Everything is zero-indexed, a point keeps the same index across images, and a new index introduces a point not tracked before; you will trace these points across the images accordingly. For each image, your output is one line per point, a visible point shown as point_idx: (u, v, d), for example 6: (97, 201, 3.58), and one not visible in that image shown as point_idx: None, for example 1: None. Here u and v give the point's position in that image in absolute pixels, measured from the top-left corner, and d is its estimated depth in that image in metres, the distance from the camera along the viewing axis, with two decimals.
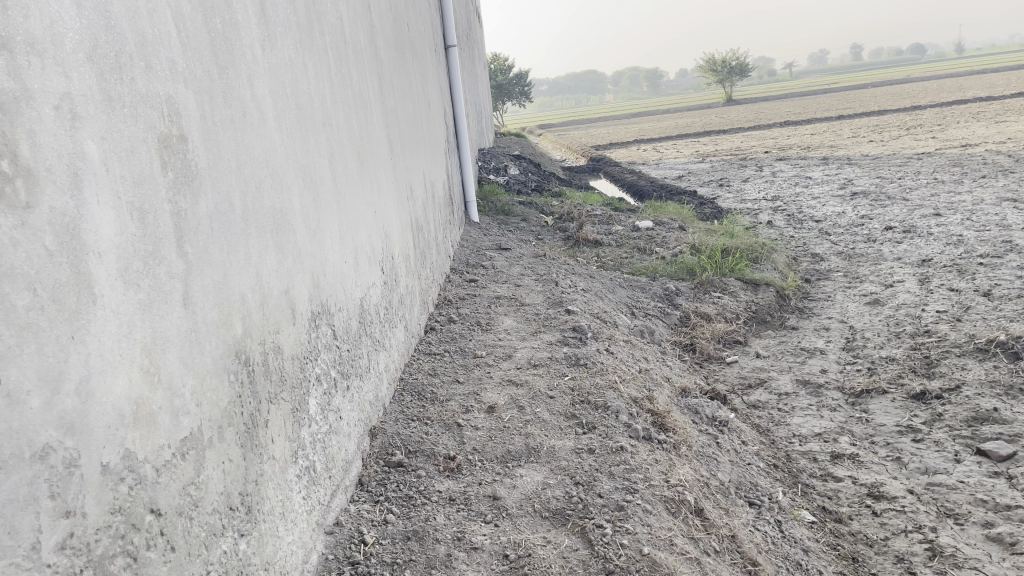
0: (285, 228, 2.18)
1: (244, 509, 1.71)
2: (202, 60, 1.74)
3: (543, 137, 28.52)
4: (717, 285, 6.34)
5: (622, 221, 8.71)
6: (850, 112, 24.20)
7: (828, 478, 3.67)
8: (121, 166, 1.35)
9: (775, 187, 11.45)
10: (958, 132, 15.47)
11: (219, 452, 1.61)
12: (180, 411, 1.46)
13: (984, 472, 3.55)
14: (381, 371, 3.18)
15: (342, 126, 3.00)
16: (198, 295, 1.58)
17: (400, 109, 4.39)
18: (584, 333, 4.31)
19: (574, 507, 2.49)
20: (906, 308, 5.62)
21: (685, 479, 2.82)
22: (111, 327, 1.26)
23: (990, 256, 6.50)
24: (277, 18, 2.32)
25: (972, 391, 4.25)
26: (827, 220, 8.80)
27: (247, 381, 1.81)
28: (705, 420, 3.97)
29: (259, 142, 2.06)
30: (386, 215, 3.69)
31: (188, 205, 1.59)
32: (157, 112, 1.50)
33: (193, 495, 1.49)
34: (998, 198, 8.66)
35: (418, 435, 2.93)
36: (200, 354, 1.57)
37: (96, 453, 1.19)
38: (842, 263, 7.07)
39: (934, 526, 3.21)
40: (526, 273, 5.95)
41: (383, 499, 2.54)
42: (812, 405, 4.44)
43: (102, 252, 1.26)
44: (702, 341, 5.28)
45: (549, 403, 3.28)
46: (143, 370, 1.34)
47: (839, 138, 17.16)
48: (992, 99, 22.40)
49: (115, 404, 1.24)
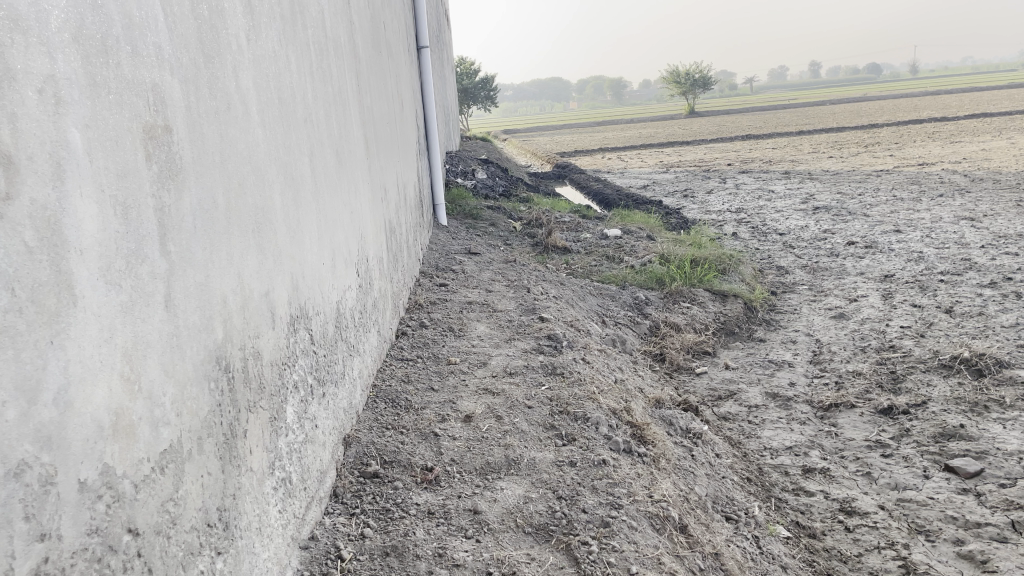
0: (266, 227, 2.08)
1: (222, 526, 1.61)
2: (189, 47, 1.65)
3: (508, 142, 28.54)
4: (686, 295, 6.33)
5: (590, 228, 8.69)
6: (809, 128, 24.57)
7: (801, 492, 3.65)
8: (106, 157, 1.25)
9: (739, 199, 11.54)
10: (915, 151, 15.83)
11: (198, 466, 1.51)
12: (160, 422, 1.35)
13: (953, 489, 3.56)
14: (355, 378, 3.07)
15: (322, 122, 2.91)
16: (180, 298, 1.48)
17: (376, 108, 4.29)
18: (559, 342, 4.25)
19: (558, 523, 2.43)
20: (871, 322, 5.66)
21: (668, 494, 2.78)
22: (92, 331, 1.16)
23: (950, 274, 6.59)
24: (262, 8, 2.23)
25: (937, 407, 4.28)
26: (790, 234, 8.89)
27: (227, 390, 1.71)
28: (679, 432, 3.94)
29: (243, 136, 1.96)
30: (361, 216, 3.57)
31: (172, 200, 1.49)
32: (143, 102, 1.40)
33: (172, 512, 1.39)
34: (955, 217, 8.82)
35: (394, 444, 2.84)
36: (181, 360, 1.47)
37: (74, 467, 1.09)
38: (806, 276, 7.13)
39: (906, 542, 3.20)
40: (497, 278, 5.89)
41: (359, 512, 2.44)
42: (782, 418, 4.43)
43: (84, 250, 1.16)
44: (672, 352, 5.26)
45: (527, 413, 3.22)
46: (123, 379, 1.24)
47: (800, 153, 17.43)
48: (946, 119, 23.02)
49: (95, 415, 1.14)
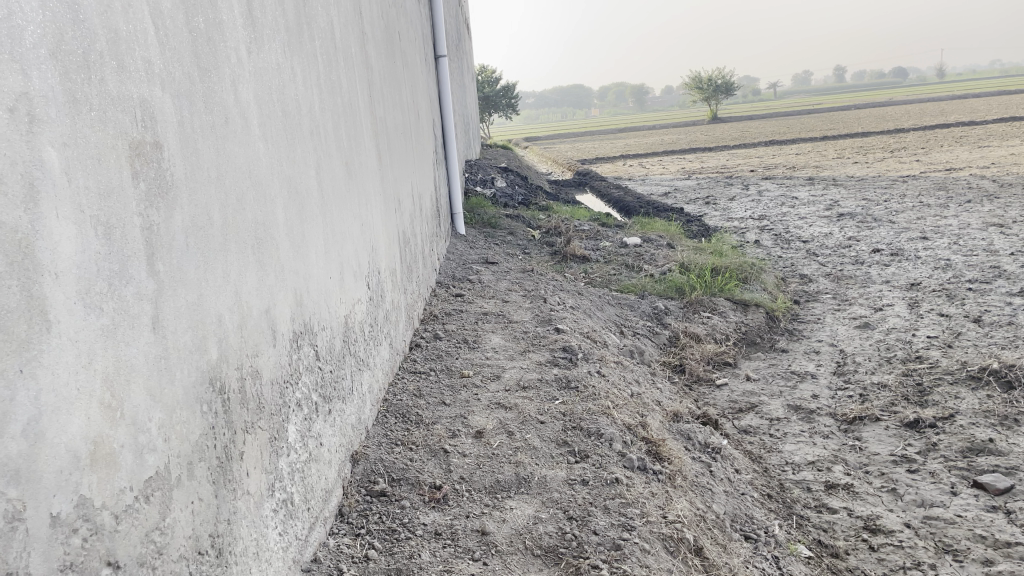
0: (267, 242, 2.04)
1: (214, 553, 1.56)
2: (183, 61, 1.61)
3: (529, 150, 28.46)
4: (707, 304, 6.23)
5: (610, 236, 8.61)
6: (833, 134, 24.30)
7: (823, 509, 3.55)
8: (86, 175, 1.21)
9: (761, 206, 11.40)
10: (942, 155, 15.61)
11: (188, 492, 1.46)
12: (145, 449, 1.31)
13: (982, 506, 3.44)
14: (365, 393, 3.03)
15: (330, 134, 2.86)
16: (170, 318, 1.44)
17: (389, 118, 4.26)
18: (574, 354, 4.19)
19: (567, 545, 2.36)
20: (896, 332, 5.53)
21: (683, 514, 2.71)
22: (68, 358, 1.12)
23: (978, 282, 6.43)
24: (264, 21, 2.19)
25: (966, 420, 4.16)
26: (814, 241, 8.75)
27: (222, 412, 1.66)
28: (697, 447, 3.85)
29: (243, 150, 1.93)
30: (372, 228, 3.53)
31: (161, 218, 1.45)
32: (130, 118, 1.36)
33: (157, 542, 1.34)
34: (983, 223, 8.64)
35: (402, 462, 2.79)
36: (170, 383, 1.42)
37: (45, 503, 1.04)
38: (830, 285, 7.01)
39: (933, 563, 3.09)
40: (513, 288, 5.83)
41: (364, 532, 2.39)
42: (804, 432, 4.32)
43: (60, 273, 1.12)
44: (691, 363, 5.17)
45: (539, 429, 3.15)
46: (103, 405, 1.19)
47: (824, 159, 17.25)
48: (974, 123, 22.68)
49: (70, 445, 1.10)
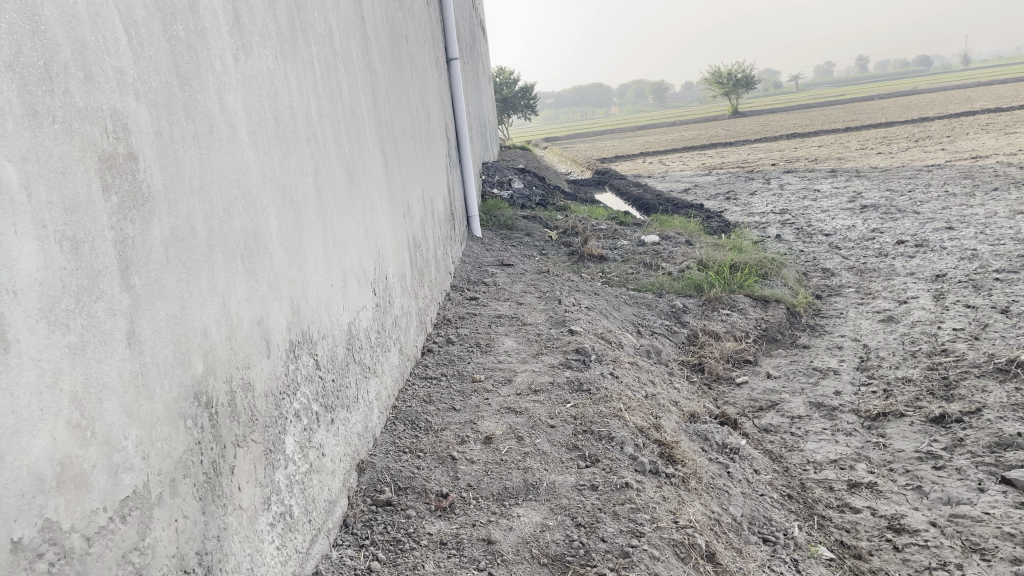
0: (259, 251, 2.01)
1: (202, 571, 1.53)
2: (160, 71, 1.58)
3: (548, 150, 28.44)
4: (726, 301, 6.14)
5: (628, 235, 8.52)
6: (856, 124, 23.95)
7: (846, 508, 3.46)
8: (49, 190, 1.18)
9: (783, 200, 11.24)
10: (969, 143, 15.33)
11: (171, 509, 1.44)
12: (120, 467, 1.28)
13: (1010, 503, 3.33)
14: (371, 400, 2.99)
15: (330, 142, 2.84)
16: (147, 333, 1.41)
17: (397, 122, 4.24)
18: (587, 356, 4.12)
19: (574, 553, 2.31)
20: (921, 326, 5.40)
21: (695, 519, 2.65)
22: (30, 377, 1.09)
23: (1006, 271, 6.27)
24: (253, 27, 2.17)
25: (993, 414, 4.04)
26: (836, 234, 8.60)
27: (208, 426, 1.63)
28: (715, 448, 3.79)
29: (230, 159, 1.90)
30: (378, 233, 3.50)
31: (137, 231, 1.42)
32: (99, 128, 1.33)
33: (136, 563, 1.31)
34: (1011, 211, 8.44)
35: (409, 469, 2.75)
36: (149, 399, 1.39)
37: (4, 528, 1.02)
38: (853, 278, 6.87)
39: (959, 562, 3.00)
40: (528, 290, 5.78)
41: (368, 543, 2.36)
42: (827, 429, 4.23)
43: (20, 292, 1.09)
44: (710, 362, 5.09)
45: (549, 433, 3.10)
46: (71, 424, 1.16)
47: (848, 150, 17.02)
48: (1001, 110, 22.24)
49: (32, 468, 1.07)
